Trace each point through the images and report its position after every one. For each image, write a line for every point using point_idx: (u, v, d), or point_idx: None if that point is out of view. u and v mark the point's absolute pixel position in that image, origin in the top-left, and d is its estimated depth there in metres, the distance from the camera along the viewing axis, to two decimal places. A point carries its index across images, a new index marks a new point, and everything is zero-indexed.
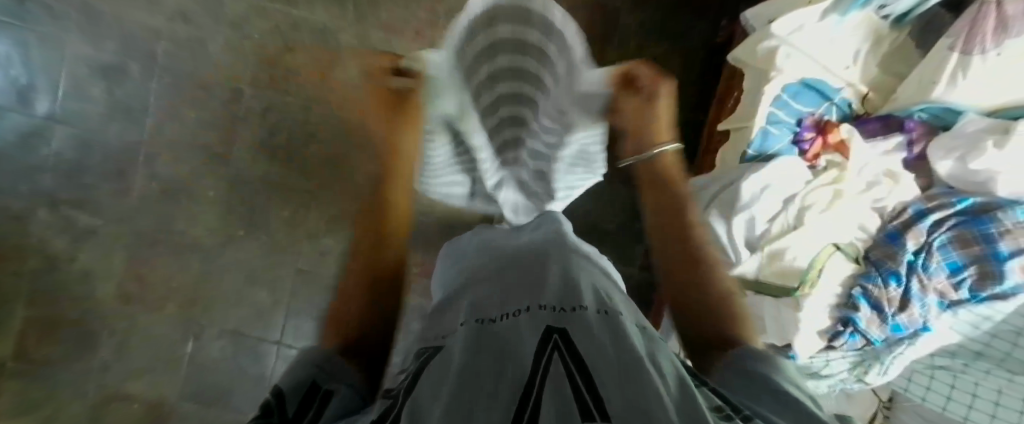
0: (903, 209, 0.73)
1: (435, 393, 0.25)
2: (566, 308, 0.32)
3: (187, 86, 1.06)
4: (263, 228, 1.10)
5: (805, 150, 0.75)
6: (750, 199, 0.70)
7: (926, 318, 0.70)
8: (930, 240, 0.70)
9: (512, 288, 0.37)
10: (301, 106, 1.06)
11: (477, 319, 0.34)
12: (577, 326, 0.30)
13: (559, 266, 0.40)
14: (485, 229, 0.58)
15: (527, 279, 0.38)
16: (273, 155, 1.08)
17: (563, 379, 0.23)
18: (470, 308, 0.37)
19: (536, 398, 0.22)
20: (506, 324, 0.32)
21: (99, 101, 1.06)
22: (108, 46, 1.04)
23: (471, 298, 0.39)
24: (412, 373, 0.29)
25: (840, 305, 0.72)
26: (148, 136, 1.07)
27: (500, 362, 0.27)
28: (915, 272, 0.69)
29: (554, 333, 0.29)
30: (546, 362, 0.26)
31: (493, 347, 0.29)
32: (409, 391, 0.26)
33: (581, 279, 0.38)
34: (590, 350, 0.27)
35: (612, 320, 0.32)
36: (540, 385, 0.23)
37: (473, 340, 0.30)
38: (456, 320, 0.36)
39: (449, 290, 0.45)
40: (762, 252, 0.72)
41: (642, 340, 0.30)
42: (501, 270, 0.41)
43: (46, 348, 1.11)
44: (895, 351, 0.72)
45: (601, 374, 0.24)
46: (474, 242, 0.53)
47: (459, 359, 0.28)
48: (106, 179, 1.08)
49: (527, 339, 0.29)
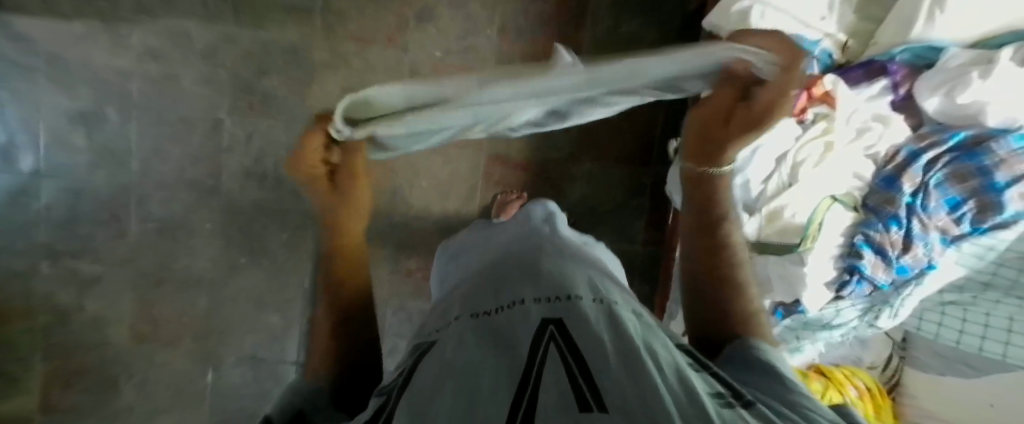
0: (895, 152, 0.72)
1: (434, 389, 0.25)
2: (568, 298, 0.33)
3: (167, 122, 1.05)
4: (265, 253, 1.12)
5: (792, 106, 0.73)
6: (742, 163, 0.73)
7: (931, 257, 0.70)
8: (926, 180, 0.69)
9: (509, 279, 0.38)
10: (284, 127, 1.06)
11: (472, 313, 0.34)
12: (574, 316, 0.31)
13: (553, 258, 0.41)
14: (480, 228, 0.57)
15: (522, 271, 0.39)
16: (264, 180, 1.09)
17: (561, 369, 0.25)
18: (466, 303, 0.37)
19: (532, 389, 0.23)
20: (501, 316, 0.33)
21: (81, 149, 1.05)
22: (83, 93, 1.02)
23: (469, 288, 0.40)
24: (408, 368, 0.31)
25: (845, 254, 0.72)
26: (136, 178, 1.07)
27: (496, 353, 0.28)
28: (915, 214, 0.68)
29: (550, 323, 0.30)
30: (543, 353, 0.27)
31: (490, 338, 0.30)
32: (405, 387, 0.28)
33: (573, 271, 0.39)
34: (586, 339, 0.28)
35: (606, 308, 0.33)
36: (538, 377, 0.24)
37: (468, 333, 0.31)
38: (452, 314, 0.37)
39: (447, 288, 0.46)
40: (760, 213, 0.73)
41: (636, 326, 0.32)
42: (503, 263, 0.42)
43: (66, 401, 1.10)
44: (904, 293, 0.72)
45: (599, 367, 0.25)
46: (471, 240, 0.54)
47: (454, 353, 0.29)
48: (101, 225, 1.08)
49: (522, 328, 0.30)
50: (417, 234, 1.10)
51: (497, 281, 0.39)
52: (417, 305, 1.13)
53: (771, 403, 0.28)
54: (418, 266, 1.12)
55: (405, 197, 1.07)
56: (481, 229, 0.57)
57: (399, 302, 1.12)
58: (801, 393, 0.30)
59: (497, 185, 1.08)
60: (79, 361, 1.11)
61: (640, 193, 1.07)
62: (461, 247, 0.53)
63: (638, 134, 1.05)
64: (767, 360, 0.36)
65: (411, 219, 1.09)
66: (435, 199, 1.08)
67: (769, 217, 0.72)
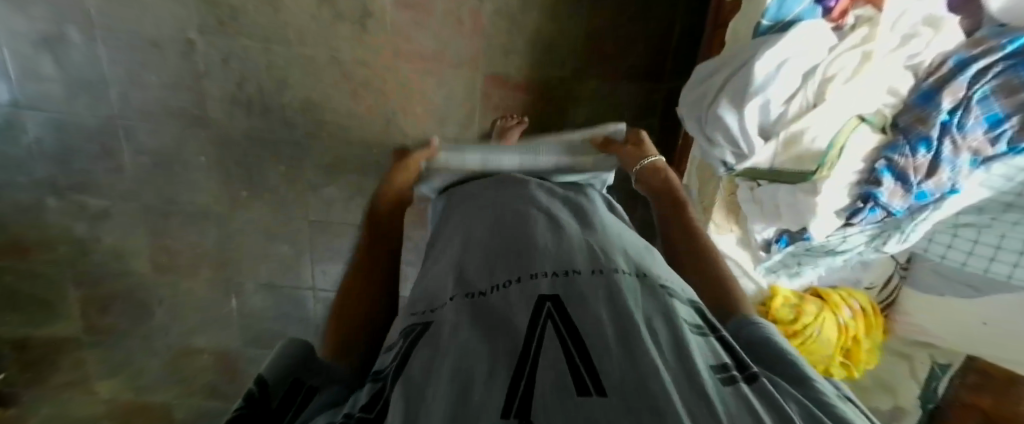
0: (942, 62, 0.63)
1: (428, 379, 0.25)
2: (565, 274, 0.33)
3: (136, 45, 0.96)
4: (265, 186, 1.09)
5: (830, 9, 0.65)
6: (764, 81, 0.63)
7: (955, 181, 0.65)
8: (970, 94, 0.61)
9: (501, 258, 0.37)
10: (261, 49, 0.96)
11: (467, 293, 0.34)
12: (573, 294, 0.30)
13: (547, 228, 0.40)
14: (472, 191, 0.56)
15: (517, 247, 0.38)
16: (250, 106, 1.02)
17: (558, 352, 0.24)
18: (459, 280, 0.36)
19: (529, 373, 0.23)
20: (497, 296, 0.32)
21: (54, 79, 0.99)
22: (37, 13, 0.93)
23: (465, 257, 0.40)
24: (401, 352, 0.30)
25: (862, 182, 0.68)
26: (118, 109, 1.02)
27: (492, 338, 0.27)
28: (948, 134, 0.63)
29: (547, 302, 0.30)
30: (540, 335, 0.26)
31: (486, 321, 0.29)
32: (399, 372, 0.27)
33: (571, 241, 0.38)
34: (583, 319, 0.27)
35: (606, 279, 0.32)
36: (535, 360, 0.24)
37: (464, 314, 0.30)
38: (446, 291, 0.36)
39: (435, 260, 0.45)
40: (777, 139, 0.66)
41: (637, 299, 0.31)
42: (501, 232, 0.41)
43: (110, 320, 1.22)
44: (918, 218, 0.69)
45: (598, 350, 0.24)
46: (461, 204, 0.55)
47: (448, 336, 0.28)
48: (95, 159, 1.06)
49: (519, 307, 0.30)
50: None
51: (492, 257, 0.38)
52: (422, 234, 1.13)
53: (774, 377, 0.27)
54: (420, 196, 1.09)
55: (401, 124, 1.02)
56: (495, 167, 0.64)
57: (403, 232, 1.12)
58: (799, 369, 0.28)
59: (497, 109, 1.01)
60: (112, 286, 1.19)
61: (651, 112, 0.99)
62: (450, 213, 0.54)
63: (653, 44, 0.94)
64: (771, 336, 0.34)
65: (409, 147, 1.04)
66: (432, 126, 1.02)
67: (789, 143, 0.65)
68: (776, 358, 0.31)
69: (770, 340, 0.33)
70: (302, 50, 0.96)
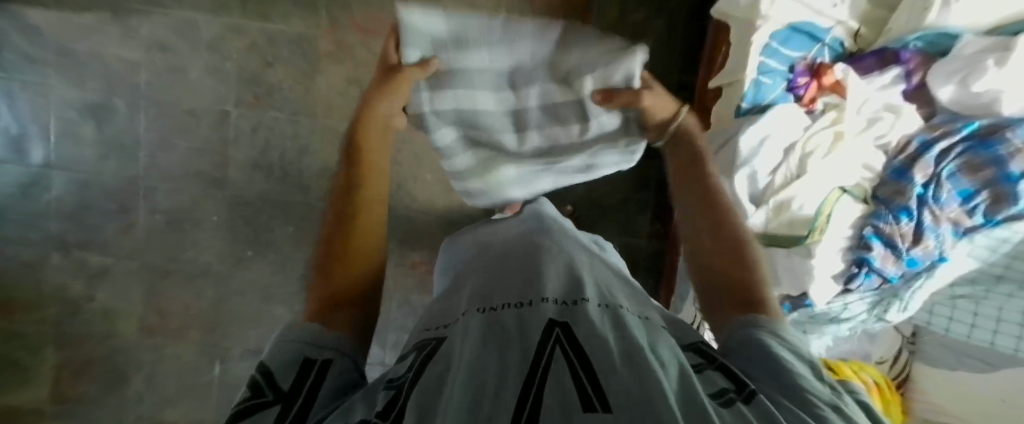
0: (907, 142, 0.71)
1: (441, 386, 0.25)
2: (571, 302, 0.33)
3: (174, 114, 1.06)
4: (271, 246, 1.11)
5: (800, 96, 0.73)
6: (749, 153, 0.70)
7: (942, 249, 0.69)
8: (938, 171, 0.68)
9: (511, 285, 0.37)
10: (288, 120, 1.06)
11: (478, 309, 0.34)
12: (579, 320, 0.30)
13: (556, 260, 0.41)
14: (483, 227, 0.58)
15: (525, 275, 0.38)
16: (268, 171, 1.08)
17: (565, 371, 0.24)
18: (470, 301, 0.37)
19: (536, 390, 0.23)
20: (508, 315, 0.33)
21: (90, 142, 1.06)
22: (91, 85, 1.04)
23: (479, 282, 0.41)
24: (415, 364, 0.30)
25: (853, 247, 0.71)
26: (143, 170, 1.08)
27: (503, 353, 0.27)
28: (926, 205, 0.67)
29: (556, 326, 0.30)
30: (548, 355, 0.26)
31: (497, 338, 0.29)
32: (412, 382, 0.28)
33: (580, 274, 0.39)
34: (591, 342, 0.27)
35: (613, 312, 0.32)
36: (542, 378, 0.24)
37: (476, 330, 0.31)
38: (457, 311, 0.37)
39: (447, 288, 0.47)
40: (767, 206, 0.70)
41: (644, 331, 0.30)
42: (514, 260, 0.43)
43: (81, 388, 1.15)
44: (914, 286, 0.71)
45: (603, 368, 0.24)
46: (475, 235, 0.56)
47: (460, 352, 0.28)
48: (110, 217, 1.09)
49: (529, 329, 0.30)
50: (420, 228, 1.10)
51: (501, 284, 0.38)
52: (421, 299, 1.12)
53: (774, 398, 0.25)
54: (422, 259, 1.11)
55: (411, 190, 1.07)
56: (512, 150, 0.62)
57: (404, 295, 1.12)
58: (795, 386, 0.27)
59: None
60: (91, 350, 1.14)
61: (647, 186, 1.06)
62: (465, 244, 0.55)
63: None
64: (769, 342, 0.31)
65: (415, 211, 1.08)
66: (439, 193, 1.07)
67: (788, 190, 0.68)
68: (773, 367, 0.29)
69: (770, 345, 0.30)
70: (325, 122, 1.06)
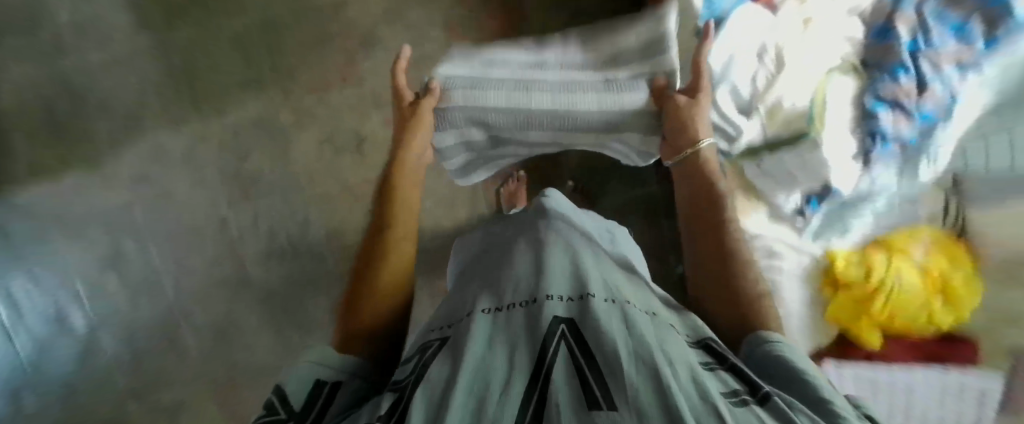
0: (880, 4, 0.69)
1: (447, 381, 0.28)
2: (579, 299, 0.35)
3: (178, 236, 1.09)
4: (311, 324, 1.13)
5: None
6: (722, 69, 0.68)
7: (952, 92, 0.64)
8: (921, 18, 0.66)
9: (518, 282, 0.40)
10: (280, 200, 1.10)
11: (485, 308, 0.37)
12: (586, 318, 0.32)
13: (559, 253, 0.43)
14: (490, 228, 0.60)
15: (532, 272, 0.41)
16: (281, 254, 1.11)
17: (570, 373, 0.26)
18: (476, 298, 0.40)
19: (541, 392, 0.25)
20: (514, 313, 0.35)
21: (117, 293, 1.10)
22: (98, 239, 1.08)
23: (483, 284, 0.43)
24: (420, 363, 0.33)
25: (860, 122, 0.68)
26: (174, 299, 1.11)
27: (510, 353, 0.30)
28: (920, 55, 0.65)
29: (562, 324, 0.32)
30: (552, 355, 0.28)
31: (505, 337, 0.32)
32: (417, 379, 0.30)
33: (589, 271, 0.41)
34: (597, 341, 0.29)
35: (619, 308, 0.34)
36: (547, 377, 0.26)
37: (485, 327, 0.33)
38: (463, 309, 0.39)
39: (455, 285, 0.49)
40: (758, 112, 0.70)
41: (653, 327, 0.32)
42: (517, 258, 0.44)
43: None
44: (935, 139, 0.66)
45: (610, 371, 0.26)
46: (476, 242, 0.58)
47: (467, 346, 0.31)
48: (160, 355, 1.11)
49: (533, 326, 0.32)
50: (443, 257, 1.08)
51: (509, 282, 0.40)
52: None
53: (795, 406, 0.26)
54: None
55: None
56: (517, 136, 0.70)
57: None
58: (820, 399, 0.27)
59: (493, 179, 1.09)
60: None
61: None
62: (469, 251, 0.58)
63: None
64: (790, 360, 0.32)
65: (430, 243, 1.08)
66: (443, 215, 1.08)
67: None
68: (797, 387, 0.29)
69: (788, 361, 0.32)
70: (313, 189, 1.11)
